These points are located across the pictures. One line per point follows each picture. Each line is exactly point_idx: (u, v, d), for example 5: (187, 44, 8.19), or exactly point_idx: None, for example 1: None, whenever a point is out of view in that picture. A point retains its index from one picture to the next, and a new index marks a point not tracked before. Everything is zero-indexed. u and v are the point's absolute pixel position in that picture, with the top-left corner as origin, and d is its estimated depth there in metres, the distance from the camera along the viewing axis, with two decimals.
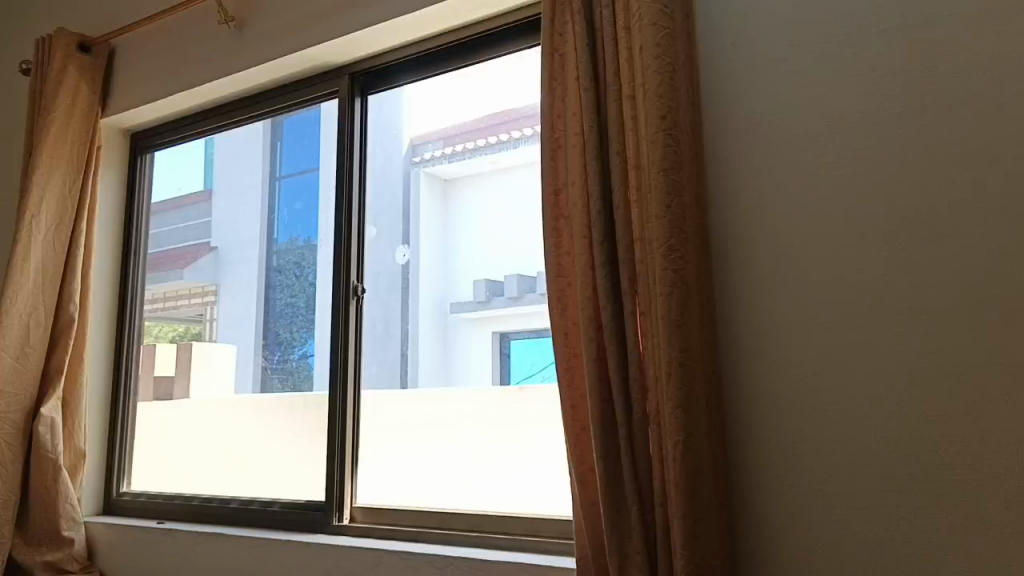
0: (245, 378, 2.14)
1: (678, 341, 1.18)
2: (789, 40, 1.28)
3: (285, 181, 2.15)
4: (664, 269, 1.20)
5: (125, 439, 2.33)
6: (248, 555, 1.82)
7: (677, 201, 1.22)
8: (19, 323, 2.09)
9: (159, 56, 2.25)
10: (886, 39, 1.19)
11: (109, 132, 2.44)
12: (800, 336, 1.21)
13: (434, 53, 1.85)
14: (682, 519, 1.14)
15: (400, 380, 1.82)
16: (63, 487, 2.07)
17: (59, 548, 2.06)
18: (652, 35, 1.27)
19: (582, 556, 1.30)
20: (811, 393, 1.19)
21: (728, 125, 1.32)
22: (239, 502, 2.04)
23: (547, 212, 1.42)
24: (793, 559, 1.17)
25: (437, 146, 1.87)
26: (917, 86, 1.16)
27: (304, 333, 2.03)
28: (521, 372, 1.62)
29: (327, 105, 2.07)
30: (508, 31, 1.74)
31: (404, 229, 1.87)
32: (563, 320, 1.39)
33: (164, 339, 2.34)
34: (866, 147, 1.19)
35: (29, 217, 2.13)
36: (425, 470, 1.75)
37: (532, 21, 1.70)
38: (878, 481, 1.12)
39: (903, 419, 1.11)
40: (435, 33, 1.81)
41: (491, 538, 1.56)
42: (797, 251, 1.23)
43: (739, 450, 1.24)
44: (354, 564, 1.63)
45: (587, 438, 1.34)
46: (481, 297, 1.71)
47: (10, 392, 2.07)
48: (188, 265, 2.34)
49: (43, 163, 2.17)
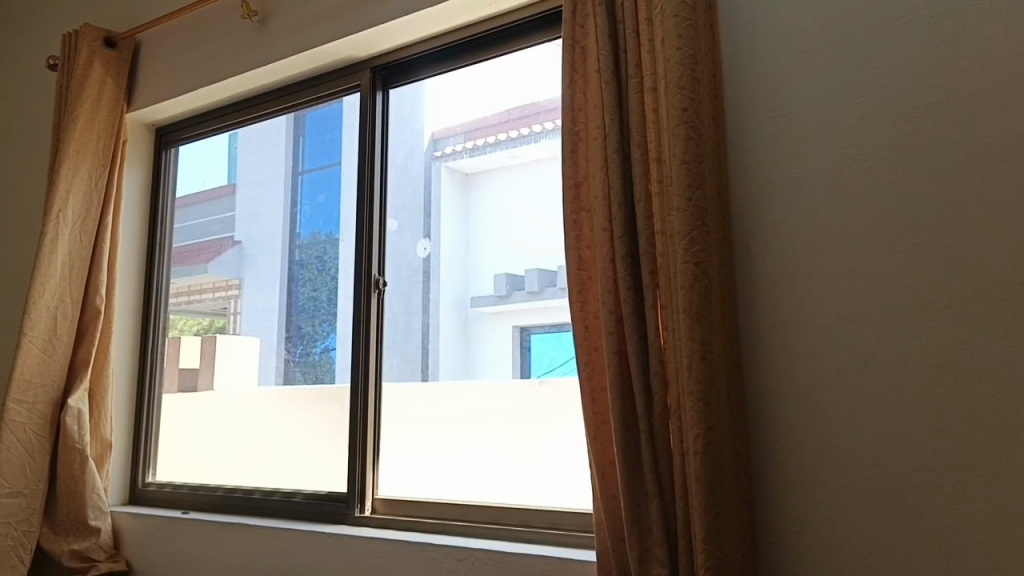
0: (268, 370, 2.16)
1: (699, 335, 1.18)
2: (812, 31, 1.27)
3: (307, 176, 2.16)
4: (686, 262, 1.20)
5: (151, 430, 2.36)
6: (271, 545, 1.83)
7: (700, 193, 1.21)
8: (47, 315, 2.12)
9: (183, 50, 2.27)
10: (912, 30, 1.18)
11: (133, 126, 2.47)
12: (822, 330, 1.20)
13: (451, 47, 1.87)
14: (703, 513, 1.14)
15: (421, 373, 1.83)
16: (90, 477, 2.11)
17: (87, 536, 2.09)
18: (674, 26, 1.27)
19: (602, 549, 1.30)
20: (833, 387, 1.18)
21: (751, 117, 1.31)
22: (263, 493, 2.07)
23: (568, 205, 1.42)
24: (815, 554, 1.16)
25: (459, 139, 1.85)
26: (945, 78, 1.14)
27: (326, 326, 2.04)
28: (541, 367, 1.62)
29: (349, 99, 2.08)
30: (525, 26, 1.75)
31: (425, 223, 1.88)
32: (583, 313, 1.39)
33: (189, 332, 2.37)
34: (891, 139, 1.18)
35: (57, 211, 2.16)
36: (445, 463, 1.75)
37: (550, 14, 1.70)
38: (900, 477, 1.11)
39: (929, 414, 1.10)
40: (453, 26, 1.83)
41: (512, 530, 1.57)
42: (819, 244, 1.22)
43: (761, 443, 1.23)
44: (375, 555, 1.64)
45: (608, 431, 1.34)
46: (501, 292, 1.71)
47: (38, 383, 2.10)
48: (212, 258, 2.36)
49: (70, 158, 2.20)
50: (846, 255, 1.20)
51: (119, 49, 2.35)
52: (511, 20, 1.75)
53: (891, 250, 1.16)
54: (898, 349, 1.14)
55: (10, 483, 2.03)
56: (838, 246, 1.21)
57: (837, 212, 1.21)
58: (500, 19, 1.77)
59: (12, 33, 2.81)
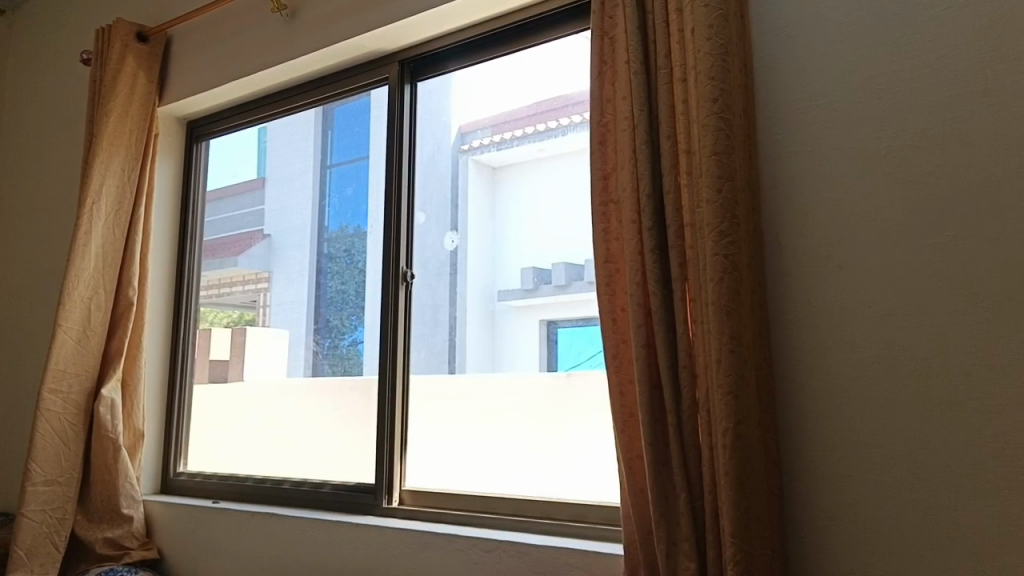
0: (297, 362, 2.18)
1: (729, 329, 1.17)
2: (846, 21, 1.25)
3: (335, 170, 2.17)
4: (716, 255, 1.19)
5: (182, 420, 2.39)
6: (300, 535, 1.85)
7: (729, 185, 1.20)
8: (80, 306, 2.16)
9: (214, 44, 2.29)
10: (949, 18, 1.16)
11: (165, 120, 2.49)
12: (854, 324, 1.19)
13: (468, 43, 1.88)
14: (732, 507, 1.13)
15: (448, 365, 1.84)
16: (123, 466, 2.14)
17: (120, 524, 2.12)
18: (705, 16, 1.25)
19: (630, 543, 1.30)
20: (865, 381, 1.17)
21: (782, 107, 1.30)
22: (292, 483, 2.08)
23: (596, 197, 1.42)
24: (847, 550, 1.15)
25: (486, 133, 1.86)
26: (983, 67, 1.12)
27: (353, 319, 2.05)
28: (568, 360, 1.62)
29: (377, 92, 2.09)
30: (541, 21, 1.76)
31: (452, 215, 1.88)
32: (611, 306, 1.39)
33: (219, 324, 2.39)
34: (926, 130, 1.16)
35: (90, 204, 2.20)
36: (472, 456, 1.76)
37: (564, 11, 1.72)
38: (932, 473, 1.10)
39: (966, 409, 1.08)
40: (468, 23, 1.85)
41: (540, 523, 1.57)
42: (852, 237, 1.21)
43: (792, 438, 1.22)
44: (402, 546, 1.65)
45: (635, 425, 1.34)
46: (529, 285, 1.71)
47: (72, 373, 2.13)
48: (242, 252, 2.38)
49: (103, 152, 2.23)
50: (879, 247, 1.18)
51: (150, 44, 2.38)
52: (517, 19, 1.78)
53: (925, 242, 1.14)
54: (933, 343, 1.12)
55: (45, 471, 2.07)
56: (871, 237, 1.19)
57: (870, 204, 1.20)
58: (506, 18, 1.79)
59: (46, 28, 2.86)
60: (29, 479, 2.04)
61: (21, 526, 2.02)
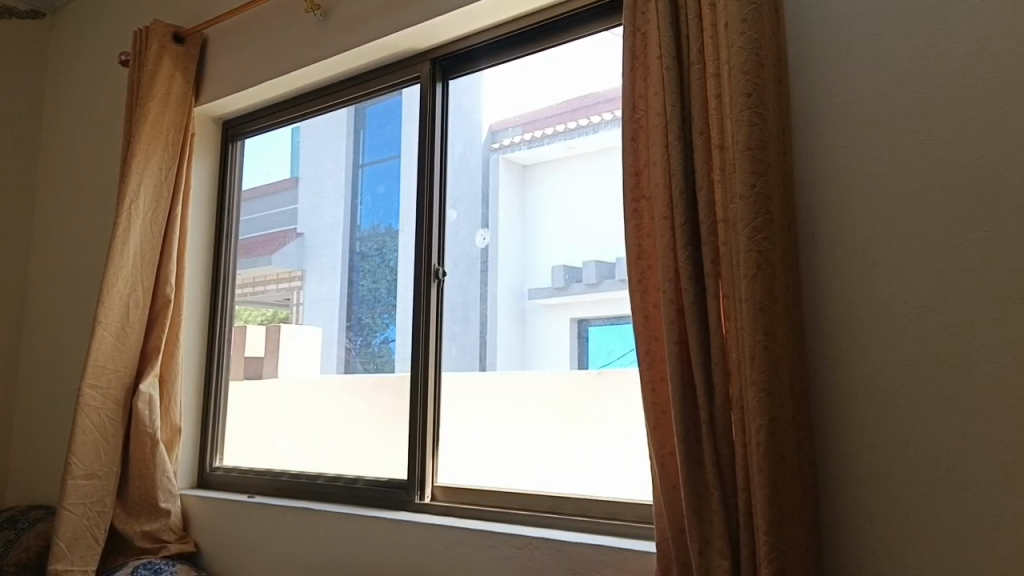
0: (330, 358, 2.20)
1: (763, 325, 1.16)
2: (882, 16, 1.23)
3: (367, 169, 2.19)
4: (749, 251, 1.18)
5: (218, 416, 2.43)
6: (334, 530, 1.87)
7: (763, 180, 1.20)
8: (119, 304, 2.20)
9: (249, 44, 2.32)
10: (986, 11, 1.14)
11: (201, 120, 2.53)
12: (890, 321, 1.17)
13: (499, 41, 1.88)
14: (765, 505, 1.12)
15: (479, 362, 1.85)
16: (160, 461, 2.18)
17: (157, 518, 2.16)
18: (739, 11, 1.25)
19: (662, 540, 1.29)
20: (901, 380, 1.15)
21: (818, 103, 1.28)
22: (325, 479, 2.10)
23: (628, 193, 1.41)
24: (884, 550, 1.13)
25: (518, 132, 1.87)
26: (1020, 59, 1.10)
27: (385, 317, 2.06)
28: (600, 358, 1.62)
29: (408, 91, 2.10)
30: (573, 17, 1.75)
31: (484, 213, 1.90)
32: (644, 303, 1.38)
33: (253, 322, 2.42)
34: (963, 126, 1.14)
35: (128, 203, 2.24)
36: (503, 452, 1.76)
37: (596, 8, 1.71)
38: (970, 472, 1.08)
39: (1003, 409, 1.06)
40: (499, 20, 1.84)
41: (572, 520, 1.57)
42: (888, 233, 1.19)
43: (827, 436, 1.21)
44: (434, 542, 1.66)
45: (668, 421, 1.33)
46: (559, 283, 1.71)
47: (112, 368, 2.18)
48: (276, 250, 2.41)
49: (140, 152, 2.27)
50: (916, 243, 1.16)
51: (186, 45, 2.41)
52: (547, 16, 1.77)
53: (962, 239, 1.13)
54: (971, 340, 1.10)
55: (85, 465, 2.11)
56: (906, 233, 1.18)
57: (905, 200, 1.18)
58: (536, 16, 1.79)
59: (86, 28, 2.91)
60: (70, 473, 2.09)
61: (62, 519, 2.07)
